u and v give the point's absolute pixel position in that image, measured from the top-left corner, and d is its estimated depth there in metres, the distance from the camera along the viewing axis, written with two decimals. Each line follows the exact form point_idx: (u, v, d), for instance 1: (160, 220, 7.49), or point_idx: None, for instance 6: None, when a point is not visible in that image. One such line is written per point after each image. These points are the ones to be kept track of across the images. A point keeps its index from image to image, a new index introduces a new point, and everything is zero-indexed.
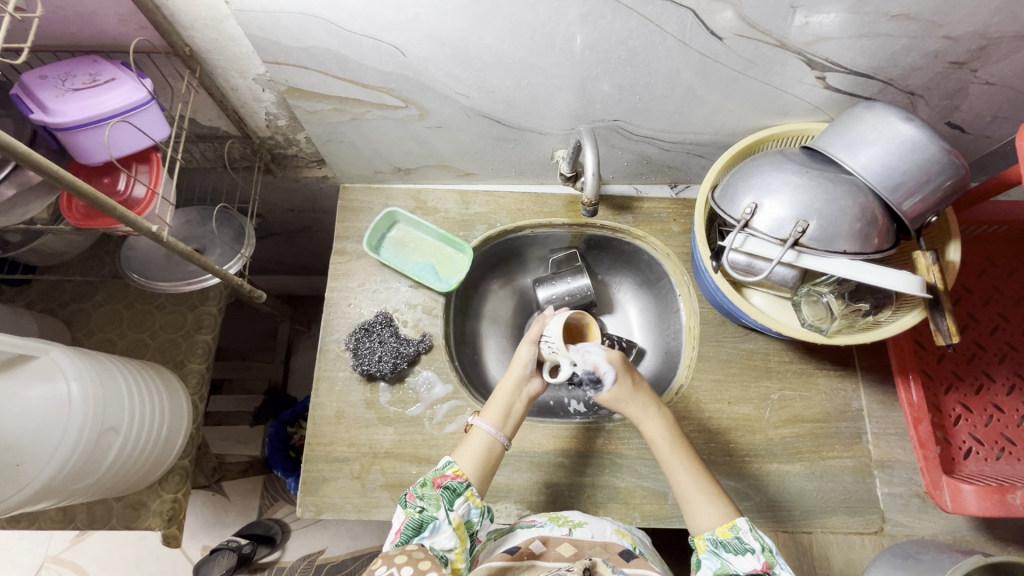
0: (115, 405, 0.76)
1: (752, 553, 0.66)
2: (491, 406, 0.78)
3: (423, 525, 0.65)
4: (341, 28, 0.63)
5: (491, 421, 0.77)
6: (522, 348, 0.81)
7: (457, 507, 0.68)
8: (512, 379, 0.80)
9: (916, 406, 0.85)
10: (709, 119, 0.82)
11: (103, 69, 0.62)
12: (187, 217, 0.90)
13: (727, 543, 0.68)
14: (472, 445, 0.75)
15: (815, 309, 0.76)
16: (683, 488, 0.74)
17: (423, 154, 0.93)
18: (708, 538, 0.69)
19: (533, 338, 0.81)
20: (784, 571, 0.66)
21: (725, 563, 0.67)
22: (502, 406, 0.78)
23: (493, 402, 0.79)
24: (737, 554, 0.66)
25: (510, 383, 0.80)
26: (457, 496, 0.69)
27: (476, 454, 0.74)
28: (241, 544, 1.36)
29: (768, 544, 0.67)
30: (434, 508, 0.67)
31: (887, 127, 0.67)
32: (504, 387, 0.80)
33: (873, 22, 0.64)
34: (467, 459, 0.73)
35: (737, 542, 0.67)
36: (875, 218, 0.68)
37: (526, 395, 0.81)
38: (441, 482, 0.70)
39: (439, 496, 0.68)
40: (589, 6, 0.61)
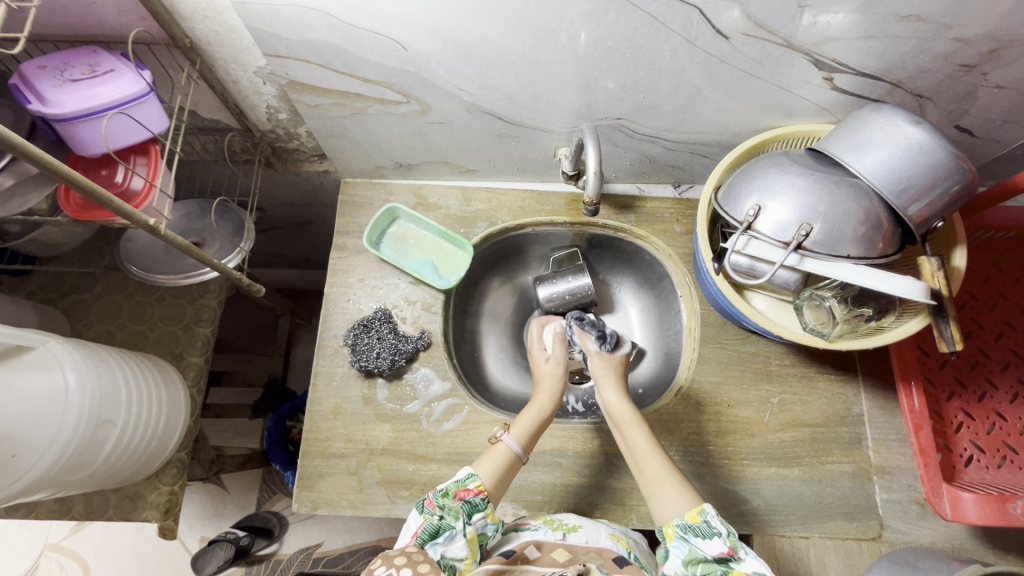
0: (112, 397, 0.76)
1: (719, 537, 0.64)
2: (520, 423, 0.78)
3: (439, 531, 0.65)
4: (342, 21, 0.62)
5: (519, 438, 0.77)
6: (546, 364, 0.86)
7: (474, 521, 0.68)
8: (550, 393, 0.82)
9: (917, 412, 0.83)
10: (713, 118, 0.82)
11: (102, 60, 0.61)
12: (187, 210, 0.90)
13: (695, 528, 0.66)
14: (496, 457, 0.74)
15: (817, 313, 0.75)
16: (652, 471, 0.73)
17: (424, 150, 0.92)
18: (676, 524, 0.67)
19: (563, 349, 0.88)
20: (750, 556, 0.63)
21: (693, 549, 0.65)
22: (531, 424, 0.78)
23: (522, 418, 0.79)
24: (704, 539, 0.65)
25: (549, 396, 0.82)
26: (477, 510, 0.68)
27: (498, 466, 0.74)
28: (239, 536, 1.37)
29: (734, 529, 0.65)
30: (452, 518, 0.66)
31: (894, 130, 0.66)
32: (541, 402, 0.81)
33: (882, 23, 0.63)
34: (489, 472, 0.73)
35: (704, 526, 0.65)
36: (880, 222, 0.67)
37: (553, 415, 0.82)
38: (462, 496, 0.68)
39: (459, 509, 0.67)
40: (593, 2, 0.60)
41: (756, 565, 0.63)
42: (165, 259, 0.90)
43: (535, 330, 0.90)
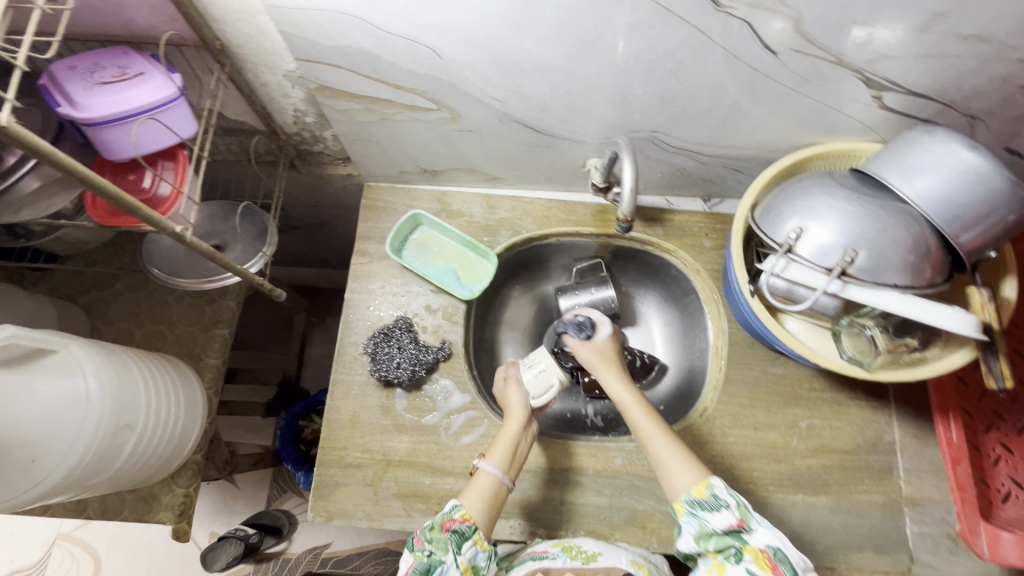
0: (131, 401, 0.75)
1: (728, 510, 0.68)
2: (496, 448, 0.77)
3: (431, 568, 0.67)
4: (376, 27, 0.61)
5: (498, 463, 0.75)
6: (514, 392, 0.84)
7: (465, 550, 0.69)
8: (519, 419, 0.80)
9: (955, 445, 0.82)
10: (752, 133, 0.79)
11: (133, 61, 0.60)
12: (209, 211, 0.88)
13: (701, 502, 0.69)
14: (480, 487, 0.73)
15: (857, 342, 0.72)
16: (661, 452, 0.74)
17: (451, 157, 0.90)
18: (685, 500, 0.70)
19: (518, 378, 0.87)
20: (760, 526, 0.68)
21: (702, 523, 0.69)
22: (508, 449, 0.77)
23: (497, 444, 0.78)
24: (714, 512, 0.68)
25: (519, 423, 0.79)
26: (465, 540, 0.69)
27: (484, 496, 0.73)
28: (248, 533, 1.37)
29: (743, 501, 0.69)
30: (442, 552, 0.68)
31: (948, 154, 0.62)
32: (512, 429, 0.79)
33: (941, 42, 0.60)
34: (475, 501, 0.72)
35: (712, 499, 0.69)
36: (929, 249, 0.64)
37: (529, 437, 0.81)
38: (449, 526, 0.70)
39: (447, 540, 0.69)
40: (638, 15, 0.58)
41: (767, 534, 0.67)
42: (187, 262, 0.89)
43: (500, 368, 0.90)
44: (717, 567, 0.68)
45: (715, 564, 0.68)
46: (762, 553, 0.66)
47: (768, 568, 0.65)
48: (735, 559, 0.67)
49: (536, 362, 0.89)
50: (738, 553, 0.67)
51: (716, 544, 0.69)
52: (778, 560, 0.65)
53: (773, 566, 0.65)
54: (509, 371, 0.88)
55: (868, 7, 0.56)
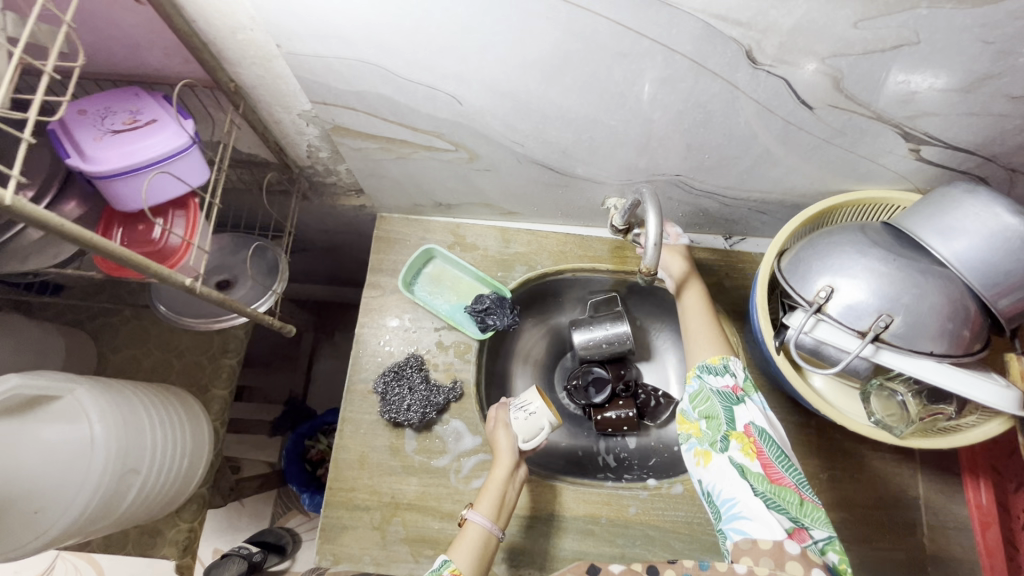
0: (136, 445, 0.73)
1: (730, 375, 0.66)
2: (484, 497, 0.75)
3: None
4: (396, 75, 0.58)
5: (485, 512, 0.73)
6: (502, 434, 0.80)
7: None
8: (506, 467, 0.77)
9: (984, 508, 0.80)
10: (780, 180, 0.76)
11: (145, 106, 0.58)
12: (219, 244, 0.86)
13: (711, 367, 0.67)
14: (468, 541, 0.70)
15: (887, 405, 0.69)
16: (691, 330, 0.75)
17: (467, 193, 0.88)
18: (696, 366, 0.69)
19: (507, 421, 0.82)
20: (757, 402, 0.64)
21: (703, 385, 0.66)
22: (496, 497, 0.75)
23: (485, 492, 0.75)
24: (716, 375, 0.66)
25: (505, 470, 0.77)
26: None
27: (472, 548, 0.69)
28: (251, 552, 1.31)
29: (750, 378, 0.67)
30: None
31: (991, 218, 0.59)
32: (499, 477, 0.76)
33: (988, 102, 0.57)
34: (463, 556, 0.68)
35: (720, 367, 0.67)
36: (967, 316, 0.61)
37: (515, 482, 0.78)
38: None
39: None
40: (670, 70, 0.56)
41: (756, 412, 0.63)
42: (190, 301, 0.87)
43: (489, 410, 0.85)
44: (703, 454, 0.62)
45: (701, 453, 0.63)
46: (746, 436, 0.61)
47: (751, 454, 0.60)
48: (721, 445, 0.62)
49: (527, 403, 0.82)
50: (723, 437, 0.62)
51: (706, 416, 0.64)
52: (762, 444, 0.60)
53: (756, 451, 0.60)
54: (499, 412, 0.83)
55: (913, 68, 0.53)
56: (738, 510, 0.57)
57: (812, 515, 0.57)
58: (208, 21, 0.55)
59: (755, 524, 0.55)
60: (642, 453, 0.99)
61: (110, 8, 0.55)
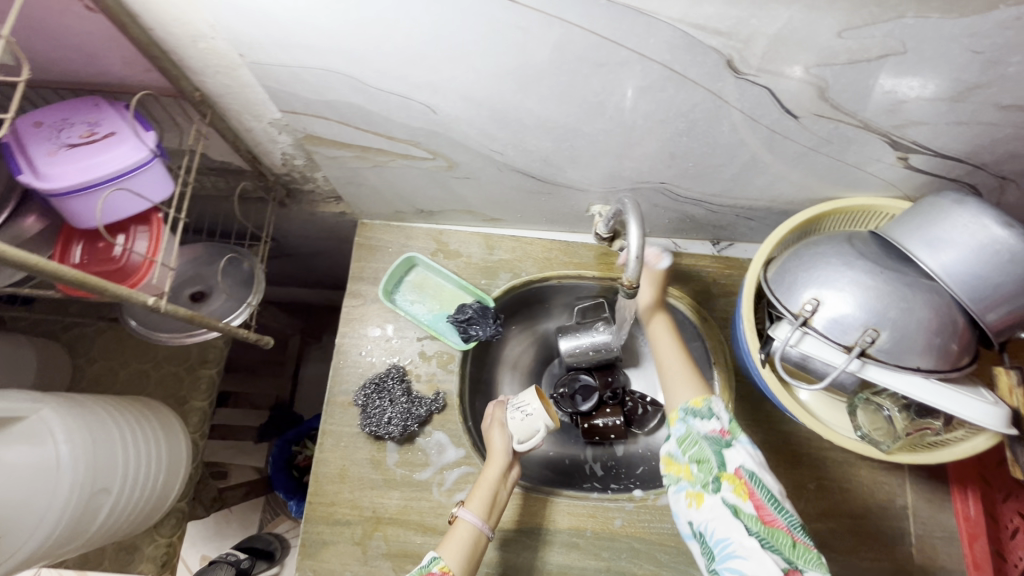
0: (106, 464, 0.71)
1: (717, 419, 0.62)
2: (476, 495, 0.74)
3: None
4: (366, 85, 0.56)
5: (477, 511, 0.72)
6: (497, 434, 0.79)
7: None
8: (499, 466, 0.76)
9: (972, 520, 0.80)
10: (767, 187, 0.74)
11: (103, 117, 0.56)
12: (193, 254, 0.83)
13: (696, 410, 0.63)
14: (459, 538, 0.70)
15: (873, 419, 0.68)
16: (666, 365, 0.71)
17: (449, 200, 0.86)
18: (679, 409, 0.65)
19: (502, 421, 0.80)
20: (745, 443, 0.61)
21: (689, 429, 0.63)
22: (488, 496, 0.74)
23: (477, 490, 0.75)
24: (703, 419, 0.63)
25: (497, 471, 0.76)
26: None
27: (462, 546, 0.69)
28: (239, 559, 1.27)
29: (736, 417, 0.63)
30: None
31: (980, 230, 0.57)
32: (491, 476, 0.76)
33: (977, 111, 0.55)
34: (454, 553, 0.68)
35: (706, 409, 0.63)
36: (954, 330, 0.60)
37: (509, 482, 0.78)
38: None
39: None
40: (649, 79, 0.53)
41: (746, 453, 0.60)
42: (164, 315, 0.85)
43: (488, 407, 0.84)
44: (695, 496, 0.60)
45: (692, 494, 0.60)
46: (737, 477, 0.59)
47: (744, 495, 0.58)
48: (713, 485, 0.59)
49: (525, 403, 0.80)
50: (715, 478, 0.59)
51: (696, 460, 0.61)
52: (755, 485, 0.58)
53: (750, 492, 0.58)
54: (494, 412, 0.82)
55: (900, 76, 0.51)
56: (732, 551, 0.56)
57: (804, 557, 0.56)
58: (167, 29, 0.53)
59: (750, 564, 0.54)
60: (630, 462, 0.98)
61: (64, 17, 0.52)
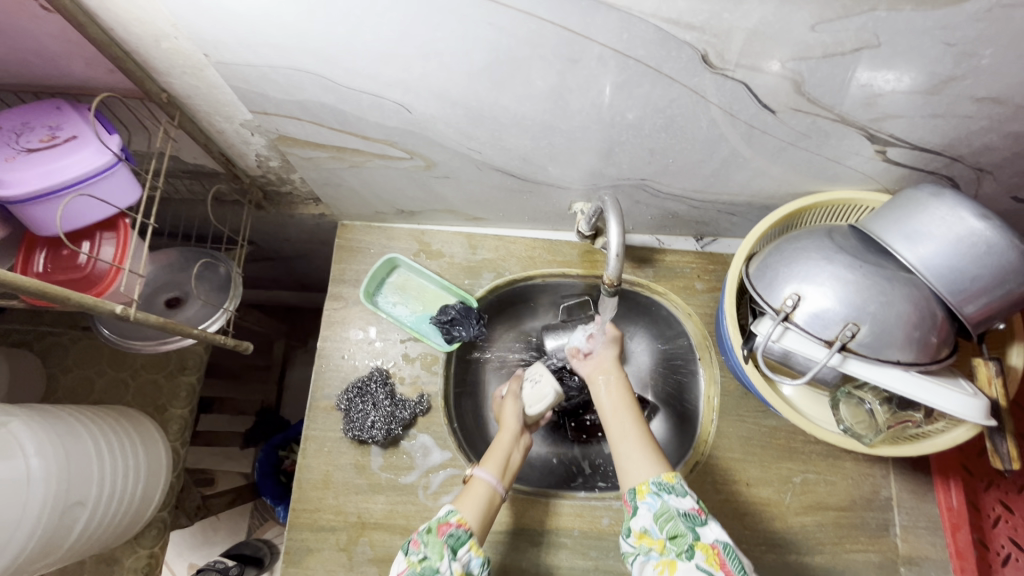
0: (80, 476, 0.70)
1: (691, 496, 0.64)
2: (490, 458, 0.75)
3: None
4: (337, 84, 0.55)
5: (492, 471, 0.73)
6: (509, 404, 0.83)
7: (460, 557, 0.64)
8: (512, 433, 0.79)
9: (955, 511, 0.81)
10: (748, 182, 0.74)
11: (65, 121, 0.54)
12: (167, 259, 0.81)
13: (669, 485, 0.65)
14: (475, 495, 0.70)
15: (855, 413, 0.68)
16: (622, 443, 0.72)
17: (429, 200, 0.85)
18: (650, 482, 0.65)
19: (516, 394, 0.84)
20: (715, 521, 0.63)
21: (665, 503, 0.63)
22: (501, 458, 0.75)
23: (492, 453, 0.76)
24: (678, 495, 0.64)
25: (511, 436, 0.79)
26: (461, 545, 0.64)
27: (478, 503, 0.70)
28: (228, 566, 1.20)
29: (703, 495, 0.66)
30: (437, 558, 0.63)
31: (957, 222, 0.58)
32: (505, 441, 0.78)
33: (953, 104, 0.55)
34: (470, 508, 0.69)
35: (679, 486, 0.65)
36: (933, 321, 0.60)
37: (522, 448, 0.79)
38: (446, 530, 0.65)
39: (443, 544, 0.64)
40: (625, 75, 0.53)
41: (719, 529, 0.62)
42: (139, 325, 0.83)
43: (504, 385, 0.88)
44: (667, 565, 0.60)
45: (664, 563, 0.60)
46: (712, 549, 0.60)
47: (717, 566, 0.59)
48: (687, 555, 0.60)
49: (537, 375, 0.86)
50: (689, 549, 0.60)
51: (671, 534, 0.62)
52: (728, 558, 0.60)
53: (722, 564, 0.59)
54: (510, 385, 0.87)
55: (878, 69, 0.51)
56: None
57: None
58: (127, 29, 0.51)
59: None
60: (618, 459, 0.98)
61: (20, 18, 0.51)
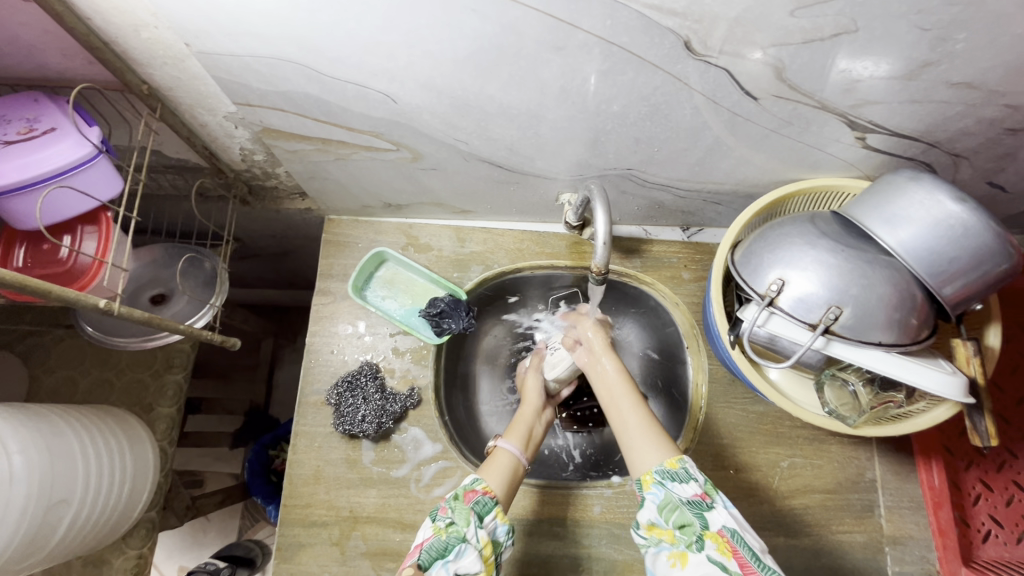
0: (65, 476, 0.69)
1: (695, 481, 0.60)
2: (513, 430, 0.75)
3: (448, 548, 0.59)
4: (321, 74, 0.55)
5: (515, 442, 0.73)
6: (531, 377, 0.85)
7: (487, 524, 0.62)
8: (535, 405, 0.80)
9: (936, 489, 0.82)
10: (732, 171, 0.75)
11: (43, 113, 0.53)
12: (151, 256, 0.81)
13: (673, 473, 0.61)
14: (500, 464, 0.70)
15: (840, 394, 0.70)
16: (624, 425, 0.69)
17: (416, 192, 0.84)
18: (654, 471, 0.62)
19: (538, 366, 0.86)
20: (724, 505, 0.60)
21: (669, 493, 0.60)
22: (524, 430, 0.75)
23: (516, 425, 0.76)
24: (681, 483, 0.60)
25: (534, 409, 0.79)
26: (488, 512, 0.63)
27: (503, 472, 0.69)
28: (219, 567, 1.18)
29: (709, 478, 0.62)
30: (463, 525, 0.61)
31: (934, 206, 0.59)
32: (529, 415, 0.78)
33: (929, 89, 0.56)
34: (495, 476, 0.68)
35: (682, 472, 0.61)
36: (913, 303, 0.62)
37: (545, 421, 0.80)
38: (471, 497, 0.64)
39: (470, 511, 0.62)
40: (610, 62, 0.53)
41: (727, 513, 0.59)
42: (120, 323, 0.83)
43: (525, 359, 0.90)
44: (679, 556, 0.58)
45: (676, 555, 0.58)
46: (721, 536, 0.58)
47: (729, 554, 0.56)
48: (697, 545, 0.58)
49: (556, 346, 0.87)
50: (698, 538, 0.58)
51: (678, 524, 0.59)
52: (738, 544, 0.57)
53: (733, 551, 0.56)
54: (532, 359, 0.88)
55: (856, 55, 0.52)
56: None
57: None
58: (106, 18, 0.50)
59: None
60: (608, 448, 0.98)
61: None
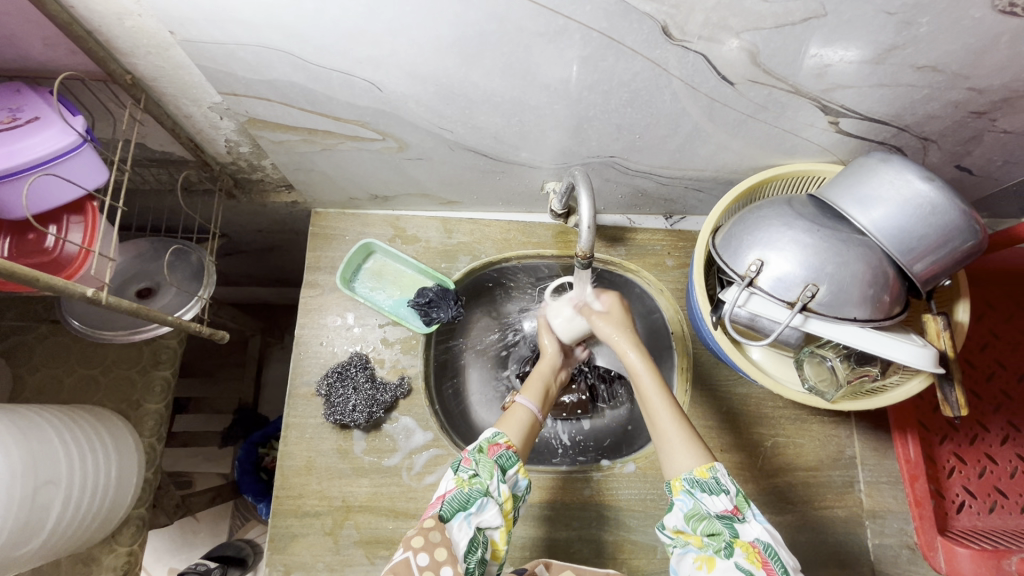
0: (51, 472, 0.69)
1: (726, 495, 0.61)
2: (529, 387, 0.77)
3: (470, 500, 0.61)
4: (306, 61, 0.55)
5: (533, 398, 0.75)
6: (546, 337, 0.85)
7: (508, 478, 0.64)
8: (551, 363, 0.83)
9: (913, 462, 0.85)
10: (712, 157, 0.77)
11: (26, 104, 0.53)
12: (137, 250, 0.81)
13: (702, 483, 0.61)
14: (517, 417, 0.72)
15: (818, 371, 0.72)
16: (658, 423, 0.67)
17: (403, 183, 0.85)
18: (684, 478, 0.63)
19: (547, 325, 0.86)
20: (755, 518, 0.61)
21: (697, 504, 0.61)
22: (540, 388, 0.77)
23: (532, 382, 0.78)
24: (712, 495, 0.61)
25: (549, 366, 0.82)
26: (510, 466, 0.65)
27: (520, 426, 0.71)
28: (209, 567, 1.18)
29: (741, 489, 0.62)
30: (486, 477, 0.63)
31: (904, 185, 0.61)
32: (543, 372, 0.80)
33: (896, 73, 0.58)
34: (512, 428, 0.70)
35: (713, 482, 0.61)
36: (886, 280, 0.64)
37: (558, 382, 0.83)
38: (495, 451, 0.65)
39: (493, 465, 0.63)
40: (590, 48, 0.54)
41: (761, 527, 0.60)
42: (107, 316, 0.84)
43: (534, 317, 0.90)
44: (706, 560, 0.61)
45: (704, 558, 0.61)
46: (753, 547, 0.59)
47: (758, 563, 0.58)
48: (725, 552, 0.60)
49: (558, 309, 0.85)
50: (727, 545, 0.60)
51: (707, 533, 0.61)
52: (771, 558, 0.57)
53: (764, 562, 0.57)
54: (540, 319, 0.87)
55: (826, 40, 0.54)
56: None
57: None
58: (89, 7, 0.51)
59: None
60: (597, 434, 0.99)
61: None
